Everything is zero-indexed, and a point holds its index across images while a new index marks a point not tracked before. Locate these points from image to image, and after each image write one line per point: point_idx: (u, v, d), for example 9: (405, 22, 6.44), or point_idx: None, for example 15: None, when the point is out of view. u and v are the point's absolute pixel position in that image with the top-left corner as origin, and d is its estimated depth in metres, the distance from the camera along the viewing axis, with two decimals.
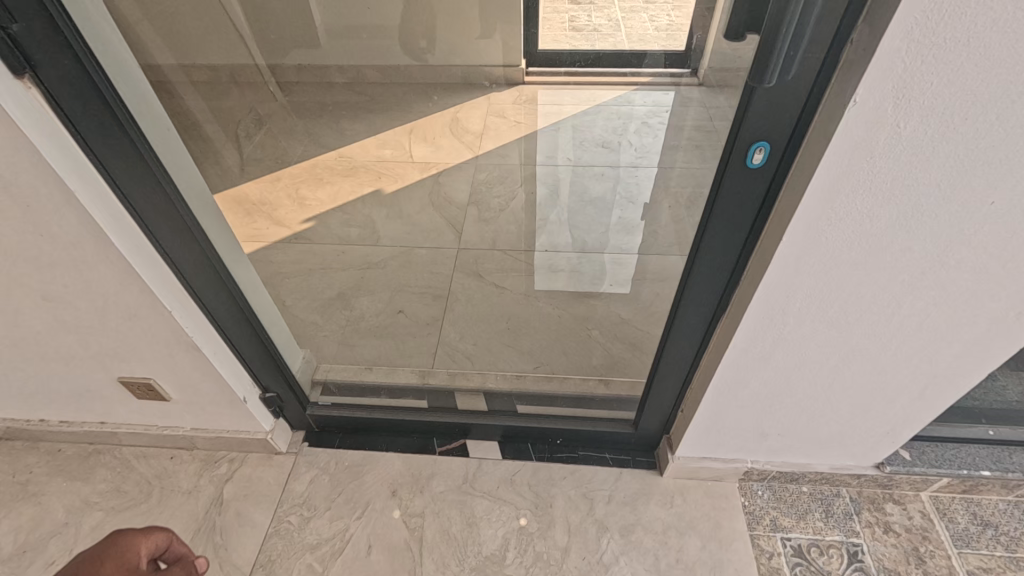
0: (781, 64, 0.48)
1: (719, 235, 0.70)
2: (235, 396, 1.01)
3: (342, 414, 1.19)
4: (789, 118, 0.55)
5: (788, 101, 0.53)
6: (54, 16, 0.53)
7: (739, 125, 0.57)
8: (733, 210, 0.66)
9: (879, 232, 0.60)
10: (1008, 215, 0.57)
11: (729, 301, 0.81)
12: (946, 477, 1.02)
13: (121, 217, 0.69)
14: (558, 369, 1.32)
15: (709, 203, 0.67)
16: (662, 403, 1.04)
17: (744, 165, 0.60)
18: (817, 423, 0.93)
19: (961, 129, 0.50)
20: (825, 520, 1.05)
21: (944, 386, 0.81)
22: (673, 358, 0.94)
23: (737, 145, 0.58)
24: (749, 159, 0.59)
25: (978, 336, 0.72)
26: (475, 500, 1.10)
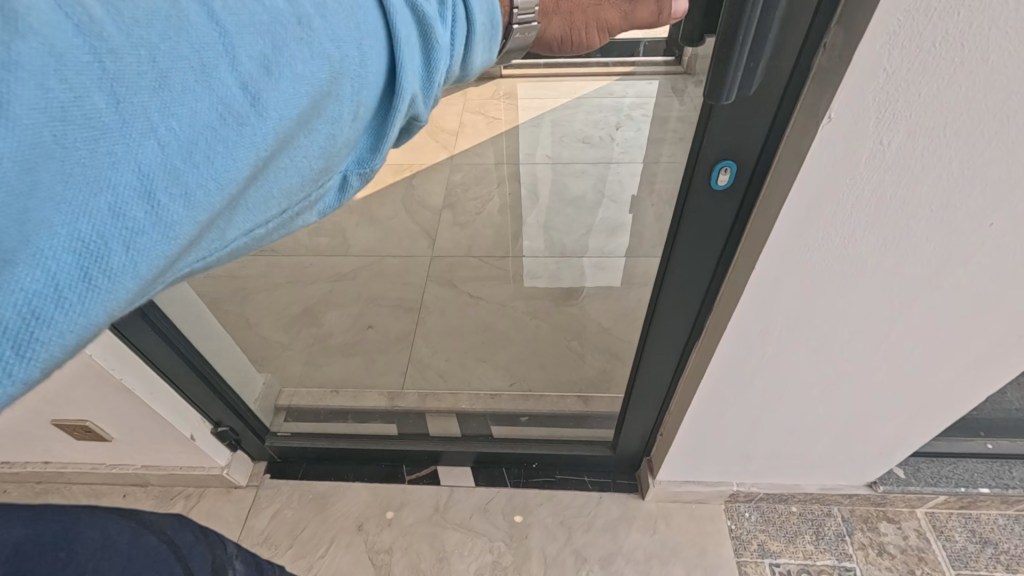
0: (739, 79, 0.40)
1: (687, 261, 0.63)
2: (182, 434, 0.95)
3: (305, 445, 1.13)
4: (755, 135, 0.48)
5: (753, 119, 0.46)
6: None
7: (700, 144, 0.50)
8: (701, 234, 0.59)
9: (864, 256, 0.53)
10: (1010, 235, 0.50)
11: (703, 326, 0.74)
12: (942, 494, 0.96)
13: None
14: (535, 385, 1.25)
15: (673, 226, 0.60)
16: (640, 426, 0.98)
17: (709, 187, 0.53)
18: (804, 445, 0.87)
19: (955, 145, 0.43)
20: (816, 542, 0.99)
21: (938, 409, 0.75)
22: (647, 383, 0.87)
23: (699, 166, 0.51)
24: (712, 181, 0.52)
25: (975, 359, 0.65)
26: (446, 533, 1.04)
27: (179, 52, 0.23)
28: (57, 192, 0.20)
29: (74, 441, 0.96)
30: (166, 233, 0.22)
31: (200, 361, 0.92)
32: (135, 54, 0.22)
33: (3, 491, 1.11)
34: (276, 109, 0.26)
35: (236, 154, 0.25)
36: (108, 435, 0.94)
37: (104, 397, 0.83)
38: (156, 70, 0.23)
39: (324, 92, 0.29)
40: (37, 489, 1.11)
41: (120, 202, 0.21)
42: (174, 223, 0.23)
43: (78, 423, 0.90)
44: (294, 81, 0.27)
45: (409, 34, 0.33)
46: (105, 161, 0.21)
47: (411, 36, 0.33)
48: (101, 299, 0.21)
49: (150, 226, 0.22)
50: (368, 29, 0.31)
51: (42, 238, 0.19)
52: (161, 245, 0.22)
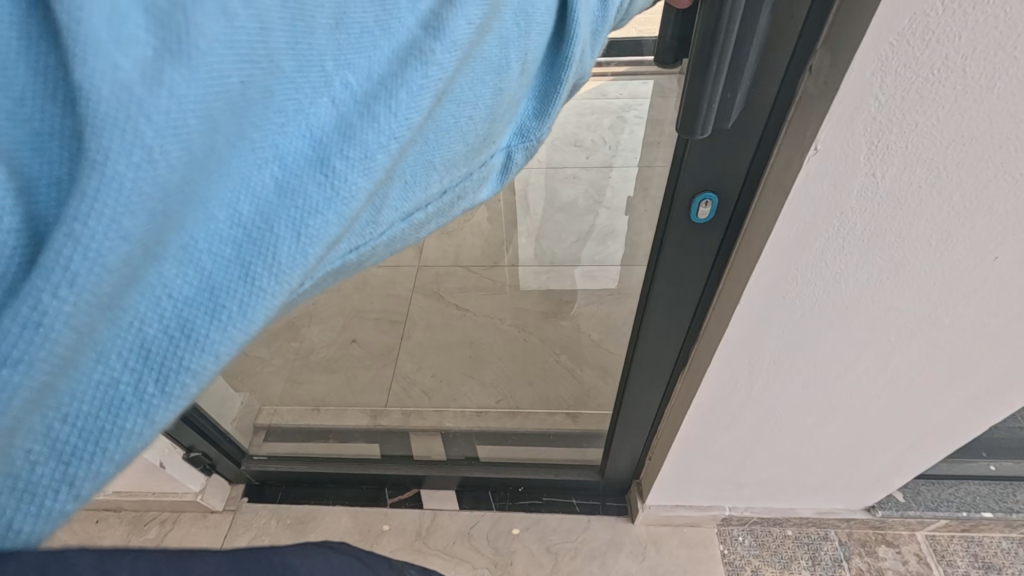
0: (716, 111, 0.37)
1: (670, 292, 0.60)
2: (150, 462, 0.90)
3: (284, 467, 1.10)
4: (737, 166, 0.45)
5: (732, 150, 0.43)
6: None
7: (677, 174, 0.47)
8: (682, 267, 0.56)
9: (858, 290, 0.49)
10: (1016, 270, 0.46)
11: (689, 357, 0.71)
12: (943, 518, 0.92)
13: None
14: (522, 403, 1.21)
15: (653, 258, 0.57)
16: (627, 454, 0.94)
17: (687, 219, 0.50)
18: (798, 472, 0.83)
19: (957, 178, 0.39)
20: (812, 568, 0.95)
21: (938, 439, 0.71)
22: (632, 413, 0.84)
23: (677, 198, 0.48)
24: (693, 213, 0.49)
25: (977, 392, 0.61)
26: (428, 560, 1.01)
27: (349, 0, 0.21)
28: (215, 168, 0.18)
29: None
30: (336, 209, 0.21)
31: None
32: (309, 2, 0.19)
33: None
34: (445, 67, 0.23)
35: (398, 122, 0.22)
36: None
37: None
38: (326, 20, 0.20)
39: (494, 32, 0.25)
40: None
41: (288, 174, 0.20)
42: (342, 199, 0.21)
43: None
44: (465, 26, 0.23)
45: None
46: (266, 140, 0.20)
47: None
48: (266, 295, 0.19)
49: (319, 206, 0.20)
50: None
51: (201, 227, 0.18)
52: (328, 227, 0.21)
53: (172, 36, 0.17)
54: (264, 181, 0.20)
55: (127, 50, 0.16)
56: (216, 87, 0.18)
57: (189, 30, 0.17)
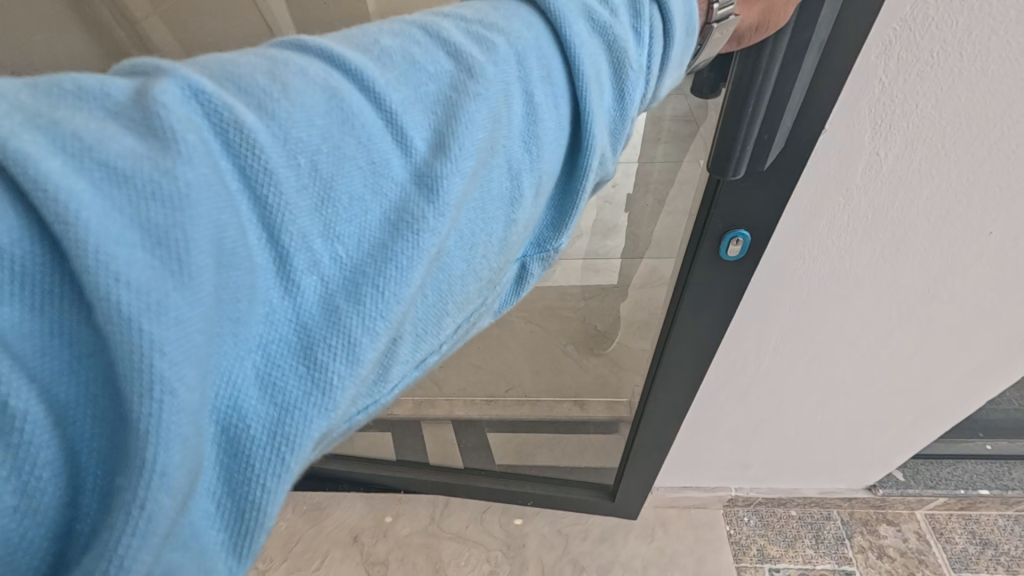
0: (749, 153, 0.39)
1: (697, 330, 0.60)
2: None
3: None
4: (770, 207, 0.45)
5: (766, 190, 0.44)
6: None
7: (709, 211, 0.47)
8: (706, 303, 0.56)
9: (861, 267, 0.52)
10: (1010, 244, 0.49)
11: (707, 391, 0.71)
12: (941, 496, 0.96)
13: None
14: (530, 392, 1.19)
15: (677, 292, 0.57)
16: (638, 483, 0.94)
17: (717, 254, 0.50)
18: (802, 451, 0.86)
19: (954, 156, 0.42)
20: (816, 547, 0.98)
21: (938, 415, 0.74)
22: (645, 445, 0.84)
23: (707, 233, 0.49)
24: (722, 250, 0.50)
25: (975, 366, 0.64)
26: (442, 544, 1.03)
27: (335, 174, 0.21)
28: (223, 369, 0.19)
29: None
30: (332, 392, 0.20)
31: None
32: (296, 187, 0.20)
33: None
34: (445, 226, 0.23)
35: (402, 283, 0.22)
36: None
37: None
38: (317, 204, 0.21)
39: (489, 168, 0.25)
40: None
41: (282, 363, 0.20)
42: (351, 372, 0.21)
43: None
44: (462, 182, 0.23)
45: (601, 82, 0.27)
46: (267, 327, 0.20)
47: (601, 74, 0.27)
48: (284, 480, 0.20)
49: (307, 402, 0.20)
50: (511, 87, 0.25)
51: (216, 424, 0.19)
52: (316, 422, 0.20)
53: (171, 257, 0.17)
54: (253, 377, 0.20)
55: (125, 274, 0.16)
56: (211, 292, 0.18)
57: (183, 246, 0.17)
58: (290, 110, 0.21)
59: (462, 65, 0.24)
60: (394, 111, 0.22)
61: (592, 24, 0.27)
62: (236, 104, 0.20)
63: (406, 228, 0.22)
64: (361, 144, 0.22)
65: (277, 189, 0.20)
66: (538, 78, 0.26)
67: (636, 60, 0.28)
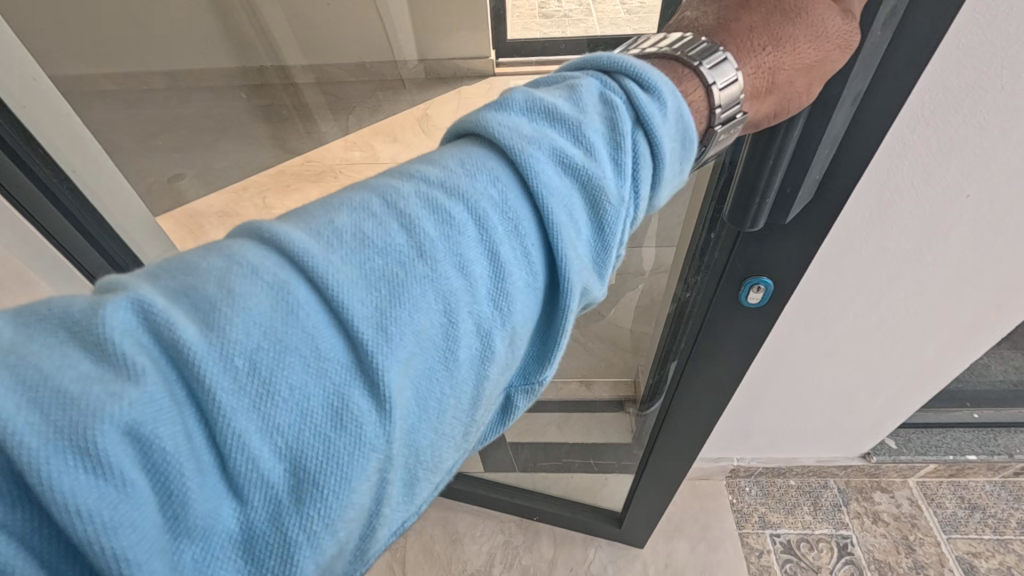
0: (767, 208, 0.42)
1: (714, 362, 0.63)
2: None
3: None
4: (790, 258, 0.48)
5: (788, 243, 0.47)
6: None
7: (731, 261, 0.50)
8: (726, 341, 0.60)
9: (852, 232, 0.57)
10: (985, 207, 0.54)
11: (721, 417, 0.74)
12: (932, 462, 1.01)
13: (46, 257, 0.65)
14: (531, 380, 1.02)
15: (696, 327, 0.60)
16: (650, 506, 0.95)
17: (738, 297, 0.53)
18: (799, 418, 0.91)
19: (932, 125, 0.46)
20: (814, 513, 1.03)
21: (926, 378, 0.79)
22: (658, 469, 0.85)
23: (729, 278, 0.51)
24: (744, 294, 0.53)
25: (959, 327, 0.69)
26: (458, 518, 1.10)
27: (279, 373, 0.22)
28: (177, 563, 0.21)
29: None
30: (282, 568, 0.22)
31: None
32: (243, 390, 0.21)
33: None
34: (393, 405, 0.24)
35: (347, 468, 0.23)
36: None
37: None
38: (256, 401, 0.21)
39: (440, 335, 0.25)
40: None
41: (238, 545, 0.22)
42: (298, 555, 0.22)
43: None
44: (407, 357, 0.24)
45: (572, 223, 0.29)
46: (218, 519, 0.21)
47: (573, 215, 0.29)
48: None
49: None
50: (459, 250, 0.26)
51: None
52: None
53: (113, 483, 0.19)
54: (193, 567, 0.21)
55: (77, 503, 0.18)
56: (150, 510, 0.20)
57: (114, 466, 0.19)
58: (239, 315, 0.22)
59: (416, 238, 0.26)
60: (341, 294, 0.23)
61: (564, 167, 0.29)
62: (176, 314, 0.21)
63: (350, 417, 0.23)
64: (307, 336, 0.23)
65: (223, 395, 0.21)
66: (503, 233, 0.27)
67: (612, 194, 0.29)
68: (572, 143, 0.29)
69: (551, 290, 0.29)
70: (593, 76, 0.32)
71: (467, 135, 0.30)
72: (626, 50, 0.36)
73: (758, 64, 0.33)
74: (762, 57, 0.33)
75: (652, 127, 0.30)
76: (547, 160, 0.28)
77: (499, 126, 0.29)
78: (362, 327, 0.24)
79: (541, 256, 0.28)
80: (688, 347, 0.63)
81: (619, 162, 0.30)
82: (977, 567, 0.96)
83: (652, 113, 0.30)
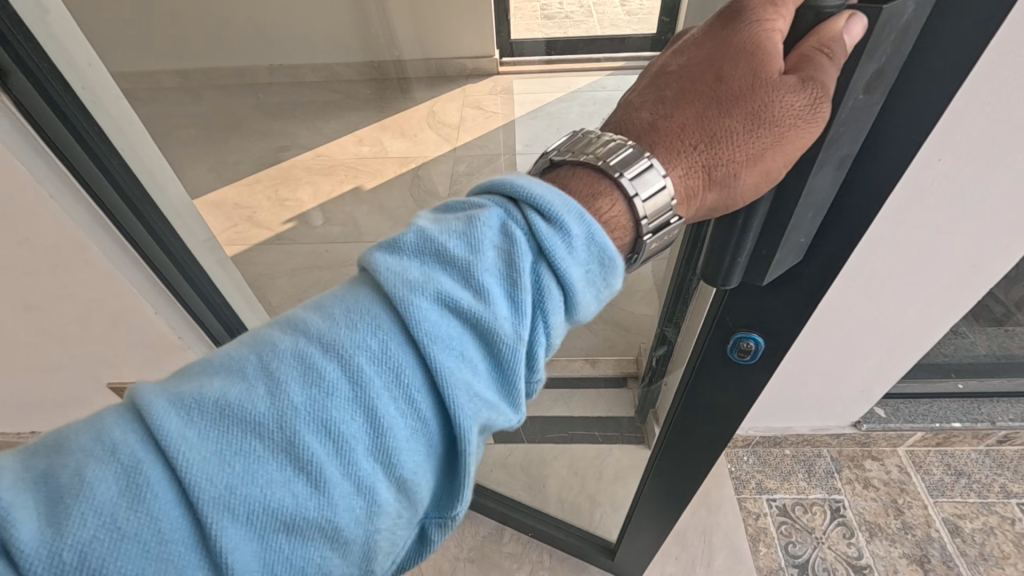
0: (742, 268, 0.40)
1: (706, 414, 0.59)
2: None
3: None
4: (782, 316, 0.45)
5: (780, 298, 0.44)
6: (29, 63, 0.58)
7: (721, 311, 0.48)
8: (719, 395, 0.56)
9: None
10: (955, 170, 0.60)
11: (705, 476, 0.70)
12: (919, 430, 1.07)
13: (98, 223, 0.73)
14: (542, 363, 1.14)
15: (687, 376, 0.57)
16: (639, 547, 0.92)
17: (728, 350, 0.50)
18: (794, 386, 0.96)
19: None
20: (808, 479, 1.09)
21: (912, 342, 0.85)
22: (648, 511, 0.83)
23: (718, 329, 0.49)
24: (733, 349, 0.50)
25: (938, 288, 0.75)
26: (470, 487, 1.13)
27: (119, 559, 0.25)
28: None
29: None
30: None
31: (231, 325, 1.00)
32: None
33: None
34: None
35: None
36: None
37: (161, 358, 0.94)
38: None
39: (295, 504, 0.27)
40: None
41: None
42: None
43: None
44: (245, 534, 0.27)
45: (458, 372, 0.31)
46: None
47: (466, 355, 0.31)
48: None
49: None
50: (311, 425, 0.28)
51: None
52: None
53: None
54: None
55: None
56: None
57: None
58: (93, 503, 0.25)
59: (280, 404, 0.28)
60: (197, 470, 0.26)
61: (446, 313, 0.31)
62: (28, 505, 0.25)
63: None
64: (150, 522, 0.25)
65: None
66: (383, 386, 0.29)
67: (505, 333, 0.31)
68: (460, 284, 0.31)
69: (435, 435, 0.31)
70: (496, 204, 0.33)
71: (355, 287, 0.33)
72: (564, 150, 0.37)
73: (688, 164, 0.34)
74: (693, 156, 0.34)
75: (554, 260, 0.32)
76: (429, 303, 0.30)
77: (385, 268, 0.32)
78: (210, 498, 0.26)
79: (420, 407, 0.30)
80: (681, 396, 0.60)
81: (513, 295, 0.32)
82: (962, 527, 1.01)
83: (556, 246, 0.32)
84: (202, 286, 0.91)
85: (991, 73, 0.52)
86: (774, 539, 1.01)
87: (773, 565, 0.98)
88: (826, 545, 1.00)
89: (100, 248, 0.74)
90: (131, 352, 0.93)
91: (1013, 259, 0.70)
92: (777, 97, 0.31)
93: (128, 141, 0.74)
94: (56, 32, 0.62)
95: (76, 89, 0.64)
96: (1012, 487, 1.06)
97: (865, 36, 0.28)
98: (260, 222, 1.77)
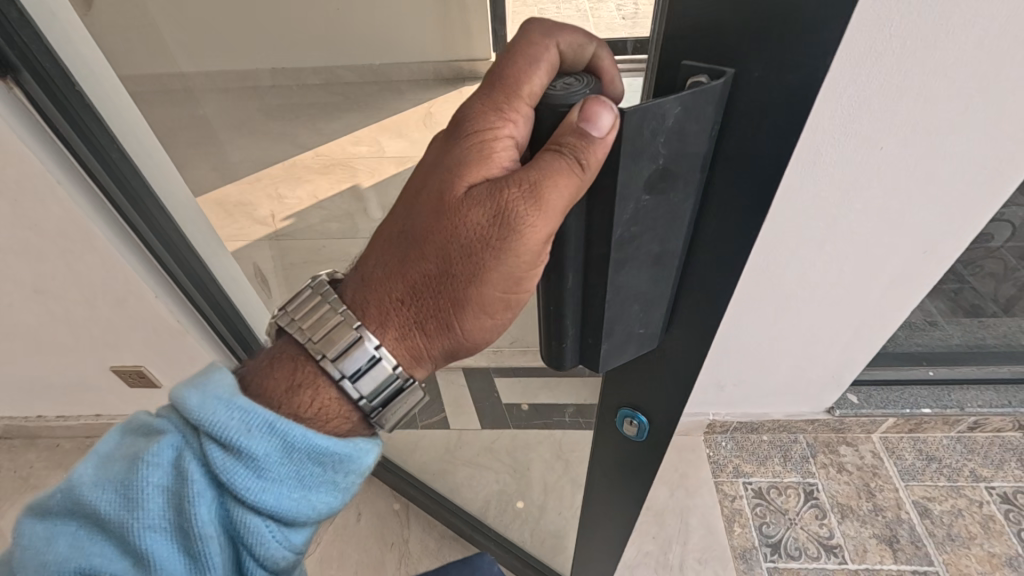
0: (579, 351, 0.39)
1: (613, 483, 0.59)
2: None
3: None
4: (657, 398, 0.45)
5: (652, 378, 0.44)
6: (33, 54, 0.61)
7: (604, 387, 0.49)
8: (621, 468, 0.56)
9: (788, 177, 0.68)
10: (896, 154, 0.65)
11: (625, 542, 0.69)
12: (891, 416, 1.10)
13: (101, 207, 0.77)
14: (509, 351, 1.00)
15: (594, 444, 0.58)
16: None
17: (618, 425, 0.51)
18: (766, 370, 1.00)
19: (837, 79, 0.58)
20: (783, 464, 1.12)
21: (876, 327, 0.89)
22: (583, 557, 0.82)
23: (607, 403, 0.50)
24: (622, 425, 0.50)
25: (895, 274, 0.80)
26: (457, 468, 1.17)
27: None
28: None
29: (128, 391, 1.10)
30: None
31: (235, 321, 1.01)
32: None
33: (55, 445, 1.21)
34: None
35: None
36: (158, 381, 1.07)
37: (161, 341, 0.99)
38: None
39: None
40: (87, 442, 1.21)
41: None
42: None
43: (134, 368, 1.05)
44: None
45: None
46: None
47: None
48: None
49: None
50: None
51: None
52: None
53: None
54: None
55: None
56: None
57: None
58: None
59: None
60: None
61: (125, 557, 0.35)
62: None
63: None
64: None
65: None
66: None
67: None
68: (124, 540, 0.35)
69: None
70: (178, 436, 0.37)
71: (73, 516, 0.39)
72: (303, 301, 0.40)
73: (400, 332, 0.39)
74: (405, 318, 0.38)
75: (228, 511, 0.36)
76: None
77: (31, 537, 0.36)
78: None
79: None
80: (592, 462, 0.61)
81: (190, 545, 0.35)
82: (931, 509, 1.04)
83: (232, 486, 0.36)
84: (202, 281, 0.92)
85: (920, 67, 0.57)
86: (748, 520, 1.05)
87: (747, 545, 1.02)
88: (798, 526, 1.04)
89: (102, 230, 0.79)
90: (132, 334, 0.97)
91: (961, 245, 0.75)
92: (463, 218, 0.34)
93: (137, 140, 0.75)
94: (64, 28, 0.63)
95: (81, 85, 0.65)
96: (981, 471, 1.09)
97: (614, 127, 0.27)
98: (260, 219, 1.83)
